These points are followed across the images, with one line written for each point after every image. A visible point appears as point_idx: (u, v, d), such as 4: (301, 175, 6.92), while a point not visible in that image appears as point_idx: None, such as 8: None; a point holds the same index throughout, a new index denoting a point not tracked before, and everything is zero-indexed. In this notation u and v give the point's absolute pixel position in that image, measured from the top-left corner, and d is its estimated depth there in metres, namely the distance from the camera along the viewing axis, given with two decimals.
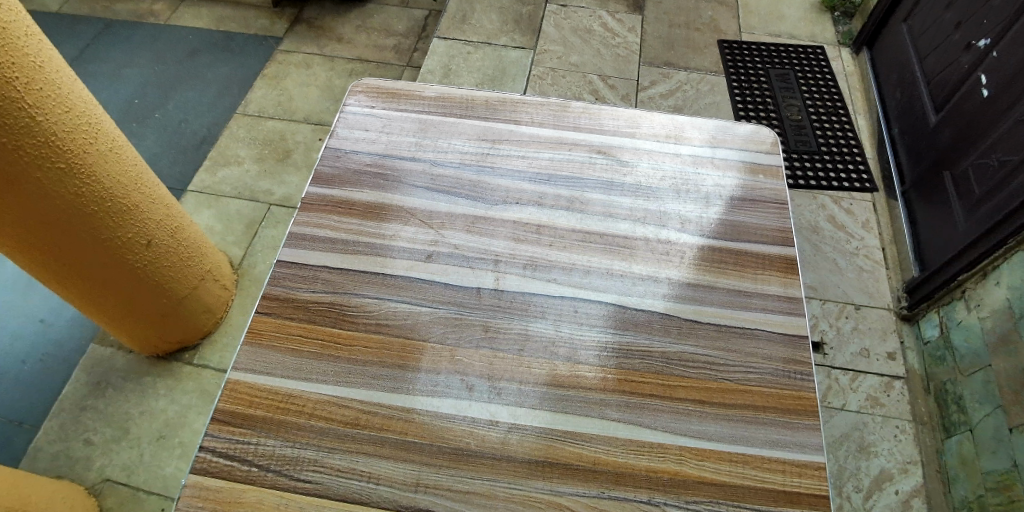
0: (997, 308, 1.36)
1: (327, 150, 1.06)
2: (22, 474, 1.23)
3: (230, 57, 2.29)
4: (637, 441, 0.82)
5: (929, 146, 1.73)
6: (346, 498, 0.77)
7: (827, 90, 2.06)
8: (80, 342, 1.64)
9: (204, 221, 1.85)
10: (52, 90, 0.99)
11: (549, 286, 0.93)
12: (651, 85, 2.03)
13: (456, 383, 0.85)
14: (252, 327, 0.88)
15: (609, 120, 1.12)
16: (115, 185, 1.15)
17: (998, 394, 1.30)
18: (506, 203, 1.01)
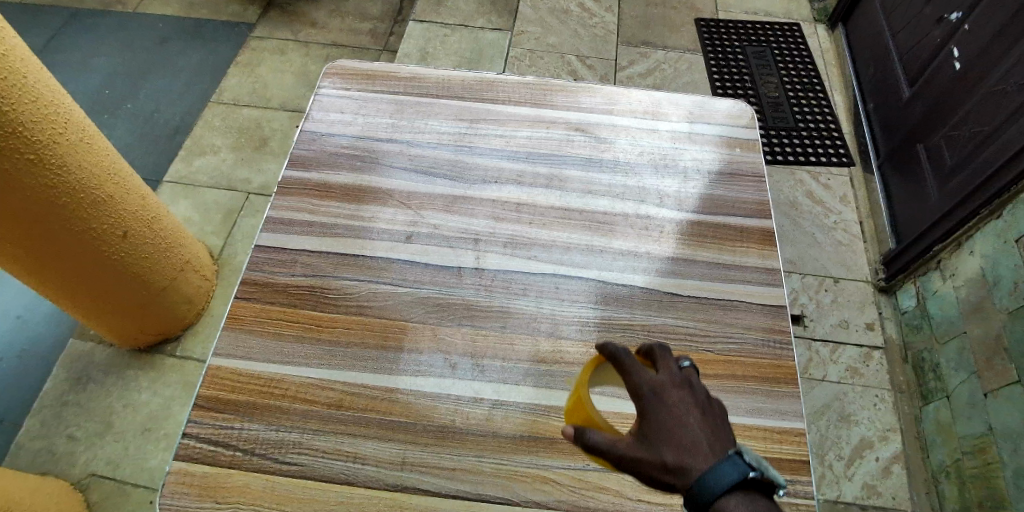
0: (970, 276, 1.38)
1: (303, 134, 1.05)
2: (36, 482, 1.28)
3: (201, 45, 2.25)
4: (621, 413, 0.83)
5: (904, 119, 1.75)
6: (331, 479, 0.77)
7: (803, 67, 2.07)
8: (59, 338, 1.61)
9: (181, 212, 1.82)
10: (18, 79, 0.96)
11: (529, 263, 0.93)
12: (630, 65, 2.03)
13: (440, 361, 0.85)
14: (232, 313, 0.87)
15: (586, 97, 1.12)
16: (87, 176, 1.13)
17: (973, 360, 1.33)
18: (485, 182, 1.01)
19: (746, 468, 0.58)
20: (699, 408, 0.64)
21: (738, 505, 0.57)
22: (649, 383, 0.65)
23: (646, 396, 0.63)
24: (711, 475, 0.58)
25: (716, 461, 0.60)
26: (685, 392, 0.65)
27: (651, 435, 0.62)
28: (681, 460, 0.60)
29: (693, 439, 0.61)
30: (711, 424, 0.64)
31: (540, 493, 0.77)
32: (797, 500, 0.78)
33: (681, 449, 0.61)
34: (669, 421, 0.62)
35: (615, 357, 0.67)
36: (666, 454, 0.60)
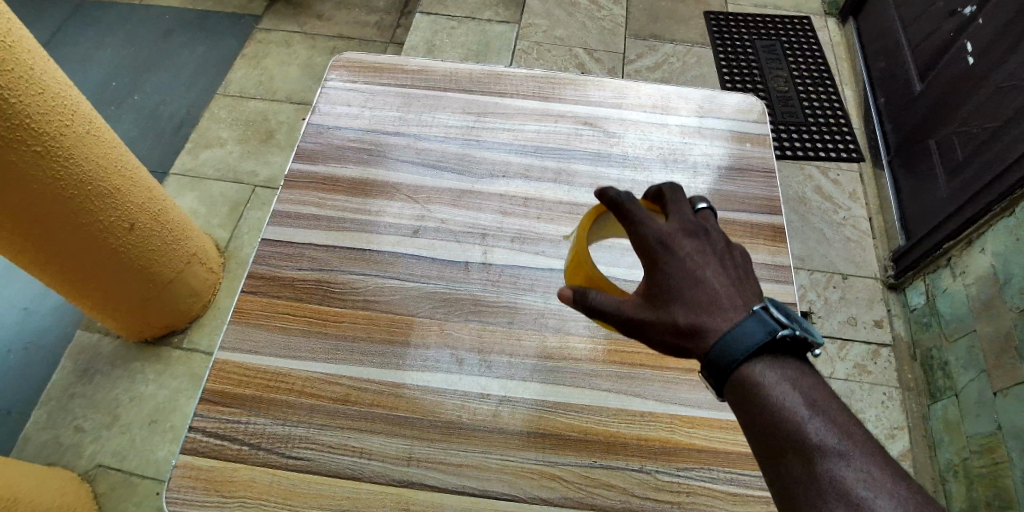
0: (981, 274, 1.37)
1: (309, 126, 1.04)
2: (54, 480, 1.30)
3: (208, 37, 2.24)
4: (628, 410, 0.82)
5: (915, 114, 1.73)
6: (337, 474, 0.76)
7: (813, 61, 2.05)
8: (66, 330, 1.62)
9: (187, 204, 1.82)
10: (24, 71, 0.95)
11: (537, 259, 0.93)
12: (638, 58, 2.02)
13: (446, 357, 0.85)
14: (238, 307, 0.87)
15: (595, 91, 1.11)
16: (94, 168, 1.13)
17: (983, 359, 1.32)
18: (492, 176, 1.00)
19: (772, 325, 0.63)
20: (710, 258, 0.68)
21: (761, 355, 0.63)
22: (659, 238, 0.68)
23: (656, 249, 0.67)
24: (730, 334, 0.63)
25: (723, 305, 0.65)
26: (695, 243, 0.69)
27: (662, 292, 0.66)
28: (695, 317, 0.65)
29: (706, 293, 0.66)
30: (719, 270, 0.68)
31: (546, 490, 0.77)
32: None
33: (693, 303, 0.65)
34: (680, 276, 0.66)
35: (620, 207, 0.69)
36: (677, 301, 0.66)
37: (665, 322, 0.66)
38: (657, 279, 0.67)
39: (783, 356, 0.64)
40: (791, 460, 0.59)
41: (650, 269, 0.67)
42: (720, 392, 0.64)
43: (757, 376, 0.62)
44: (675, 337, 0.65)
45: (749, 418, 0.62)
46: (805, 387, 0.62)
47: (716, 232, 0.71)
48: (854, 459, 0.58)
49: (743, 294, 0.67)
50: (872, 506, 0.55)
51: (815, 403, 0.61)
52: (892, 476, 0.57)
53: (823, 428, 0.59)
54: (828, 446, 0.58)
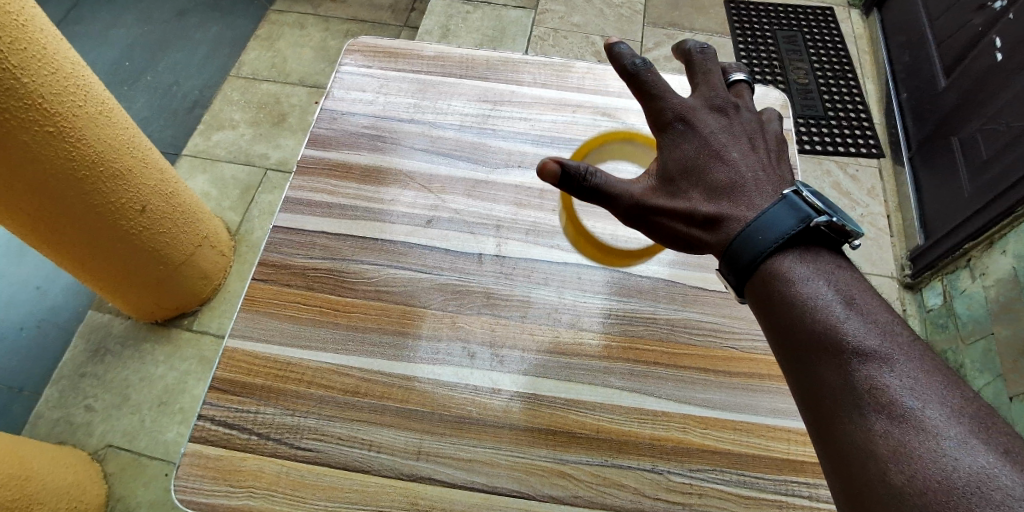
0: (1000, 277, 1.34)
1: (323, 112, 1.03)
2: (66, 462, 1.30)
3: (221, 17, 2.22)
4: (641, 410, 0.81)
5: (938, 110, 1.68)
6: (347, 466, 0.76)
7: (835, 53, 2.01)
8: (78, 309, 1.62)
9: (198, 186, 1.82)
10: (37, 50, 0.94)
11: (552, 252, 0.91)
12: (655, 47, 1.99)
13: (458, 350, 0.83)
14: (249, 295, 0.86)
15: (613, 80, 1.09)
16: (106, 149, 1.12)
17: (999, 362, 1.29)
18: (508, 166, 0.98)
19: (805, 212, 0.64)
20: (731, 139, 0.72)
21: (794, 241, 0.64)
22: (676, 116, 0.73)
23: (678, 118, 0.72)
24: (762, 220, 0.65)
25: (745, 173, 0.70)
26: (716, 124, 0.73)
27: (681, 167, 0.71)
28: (713, 197, 0.69)
29: (723, 172, 0.70)
30: (741, 142, 0.73)
31: (556, 487, 0.76)
32: (820, 505, 0.76)
33: (710, 182, 0.69)
34: (697, 154, 0.71)
35: (636, 79, 0.73)
36: (701, 169, 0.70)
37: (681, 201, 0.69)
38: (673, 156, 0.71)
39: (816, 250, 0.64)
40: (826, 365, 0.59)
41: (667, 147, 0.72)
42: (749, 291, 0.65)
43: (788, 273, 0.63)
44: (693, 218, 0.69)
45: (780, 322, 0.63)
46: (842, 290, 0.61)
47: (739, 114, 0.75)
48: (897, 366, 0.56)
49: (765, 176, 0.70)
50: (919, 414, 0.54)
51: (854, 306, 0.60)
52: (942, 386, 0.55)
53: (861, 331, 0.58)
54: (868, 351, 0.57)
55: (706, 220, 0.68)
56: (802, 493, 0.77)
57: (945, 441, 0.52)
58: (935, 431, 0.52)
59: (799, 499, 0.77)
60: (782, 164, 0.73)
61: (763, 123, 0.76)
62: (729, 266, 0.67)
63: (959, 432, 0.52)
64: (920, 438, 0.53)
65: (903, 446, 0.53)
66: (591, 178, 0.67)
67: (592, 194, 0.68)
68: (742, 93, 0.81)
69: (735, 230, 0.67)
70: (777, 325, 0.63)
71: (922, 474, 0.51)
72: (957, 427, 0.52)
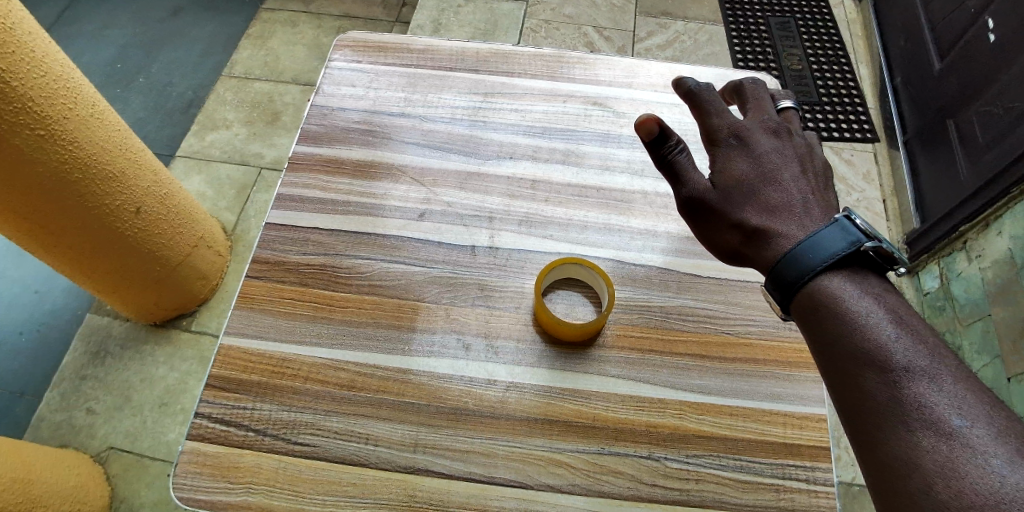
0: (997, 258, 1.34)
1: (314, 108, 1.02)
2: (69, 464, 1.30)
3: (213, 16, 2.22)
4: (638, 397, 0.81)
5: (934, 95, 1.68)
6: (345, 460, 0.76)
7: (828, 38, 2.01)
8: (77, 312, 1.62)
9: (194, 187, 1.81)
10: (25, 54, 0.94)
11: (545, 242, 0.91)
12: (648, 36, 1.98)
13: (453, 341, 0.84)
14: (243, 292, 0.86)
15: (604, 70, 1.08)
16: (98, 151, 1.11)
17: (998, 343, 1.29)
18: (500, 157, 0.98)
19: (856, 236, 0.65)
20: (783, 160, 0.75)
21: (840, 263, 0.65)
22: (730, 135, 0.76)
23: (735, 138, 0.75)
24: (811, 240, 0.66)
25: (795, 194, 0.72)
26: (770, 145, 0.76)
27: (736, 183, 0.73)
28: (763, 214, 0.71)
29: (774, 191, 0.72)
30: (794, 164, 0.75)
31: (553, 476, 0.76)
32: (817, 487, 0.77)
33: (761, 200, 0.72)
34: (751, 172, 0.74)
35: (697, 99, 0.77)
36: (756, 186, 0.73)
37: (732, 214, 0.72)
38: (727, 171, 0.74)
39: (864, 273, 0.65)
40: (872, 380, 0.60)
41: (720, 162, 0.74)
42: (796, 310, 0.67)
43: (837, 291, 0.64)
44: (742, 234, 0.72)
45: (827, 337, 0.64)
46: (890, 310, 0.62)
47: (792, 138, 0.78)
48: (945, 384, 0.57)
49: (814, 199, 0.72)
50: (966, 432, 0.54)
51: (902, 325, 0.61)
52: (989, 405, 0.55)
53: (910, 350, 0.59)
54: (916, 369, 0.58)
55: (754, 235, 0.71)
56: (799, 476, 0.77)
57: (992, 458, 0.53)
58: (982, 449, 0.53)
59: (797, 482, 0.77)
60: (828, 190, 0.75)
61: (812, 150, 0.79)
62: (774, 283, 0.68)
63: (1005, 451, 0.53)
64: (968, 455, 0.53)
65: (949, 463, 0.54)
66: (673, 154, 0.73)
67: (668, 169, 0.74)
68: (791, 121, 0.83)
69: (784, 247, 0.69)
70: (824, 340, 0.64)
71: (968, 490, 0.52)
72: (1004, 446, 0.53)
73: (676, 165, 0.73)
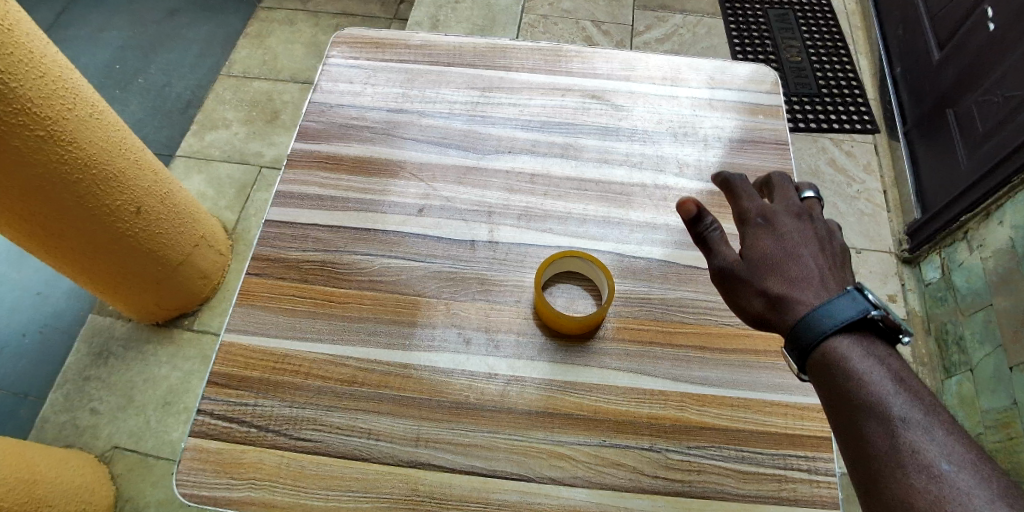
0: (998, 248, 1.34)
1: (312, 105, 1.02)
2: (73, 464, 1.30)
3: (211, 16, 2.22)
4: (638, 389, 0.81)
5: (933, 84, 1.68)
6: (347, 455, 0.76)
7: (827, 30, 2.00)
8: (80, 313, 1.63)
9: (194, 187, 1.81)
10: (24, 55, 0.94)
11: (544, 236, 0.91)
12: (646, 30, 1.98)
13: (454, 336, 0.84)
14: (244, 289, 0.86)
15: (602, 63, 1.08)
16: (98, 151, 1.12)
17: (1000, 333, 1.29)
18: (498, 151, 0.98)
19: (867, 306, 0.64)
20: (808, 241, 0.74)
21: (851, 333, 0.64)
22: (759, 215, 0.76)
23: (764, 219, 0.76)
24: (824, 308, 0.65)
25: (820, 273, 0.70)
26: (797, 225, 0.75)
27: (761, 256, 0.72)
28: (785, 285, 0.69)
29: (797, 265, 0.71)
30: (822, 246, 0.74)
31: (555, 469, 0.76)
32: (818, 477, 0.77)
33: (784, 272, 0.70)
34: (777, 248, 0.73)
35: (731, 187, 0.80)
36: (783, 261, 0.71)
37: (755, 283, 0.71)
38: (754, 246, 0.73)
39: (871, 338, 0.64)
40: (867, 426, 0.60)
41: (748, 239, 0.74)
42: (804, 366, 0.65)
43: (841, 345, 0.64)
44: (766, 301, 0.70)
45: (827, 386, 0.63)
46: (888, 364, 0.63)
47: (821, 223, 0.77)
48: (936, 432, 0.57)
49: (836, 277, 0.70)
50: (954, 476, 0.55)
51: (901, 379, 0.61)
52: (977, 454, 0.56)
53: (904, 399, 0.60)
54: (912, 418, 0.58)
55: (778, 303, 0.69)
56: (801, 466, 0.77)
57: (978, 502, 0.53)
58: (970, 494, 0.53)
59: (798, 472, 0.77)
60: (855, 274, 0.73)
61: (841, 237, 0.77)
62: (788, 346, 0.67)
63: (991, 496, 0.53)
64: (956, 499, 0.53)
65: (938, 505, 0.54)
66: (707, 230, 0.74)
67: (703, 245, 0.75)
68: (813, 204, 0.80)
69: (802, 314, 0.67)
70: (823, 388, 0.63)
71: None
72: (989, 491, 0.53)
73: (706, 238, 0.74)
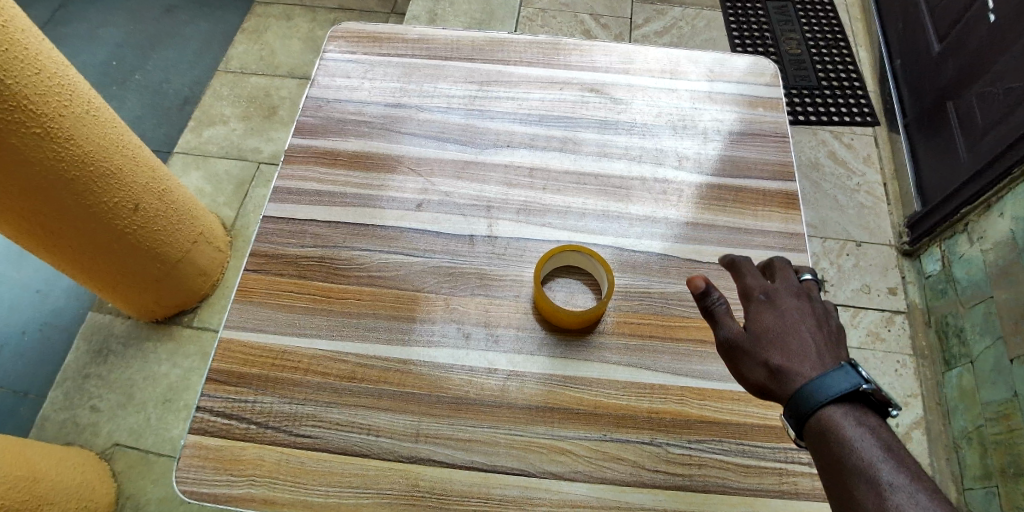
0: (998, 240, 1.34)
1: (309, 100, 1.02)
2: (73, 462, 1.30)
3: (208, 11, 2.21)
4: (638, 384, 0.81)
5: (934, 77, 1.67)
6: (347, 451, 0.76)
7: (827, 22, 1.99)
8: (79, 311, 1.62)
9: (192, 183, 1.81)
10: (19, 51, 0.93)
11: (543, 231, 0.91)
12: (645, 23, 1.97)
13: (453, 331, 0.83)
14: (242, 286, 0.86)
15: (601, 56, 1.08)
16: (95, 148, 1.11)
17: (1000, 325, 1.29)
18: (497, 146, 0.98)
19: (860, 378, 0.64)
20: (811, 319, 0.72)
21: (846, 406, 0.63)
22: (761, 289, 0.75)
23: (766, 295, 0.74)
24: (820, 381, 0.64)
25: (823, 352, 0.69)
26: (799, 300, 0.74)
27: (764, 331, 0.71)
28: (787, 359, 0.68)
29: (799, 342, 0.69)
30: (825, 324, 0.72)
31: (555, 464, 0.76)
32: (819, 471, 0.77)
33: (786, 347, 0.69)
34: (780, 323, 0.71)
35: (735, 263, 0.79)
36: (786, 336, 0.70)
37: (758, 358, 0.69)
38: (757, 319, 0.72)
39: (866, 410, 0.63)
40: (856, 489, 0.58)
41: (750, 314, 0.73)
42: (800, 433, 0.64)
43: (834, 412, 0.63)
44: (768, 375, 0.68)
45: (820, 452, 0.62)
46: (880, 432, 0.62)
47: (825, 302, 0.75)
48: (923, 498, 0.56)
49: (839, 355, 0.69)
50: None
51: (891, 448, 0.60)
52: None
53: (893, 467, 0.58)
54: (899, 484, 0.57)
55: (779, 377, 0.67)
56: (801, 460, 0.77)
57: None
58: None
59: (799, 466, 0.77)
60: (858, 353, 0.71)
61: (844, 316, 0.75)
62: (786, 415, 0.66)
63: None
64: None
65: None
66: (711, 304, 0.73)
67: (707, 317, 0.73)
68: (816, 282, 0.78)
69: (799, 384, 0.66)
70: (815, 453, 0.62)
71: None
72: None
73: (711, 310, 0.73)
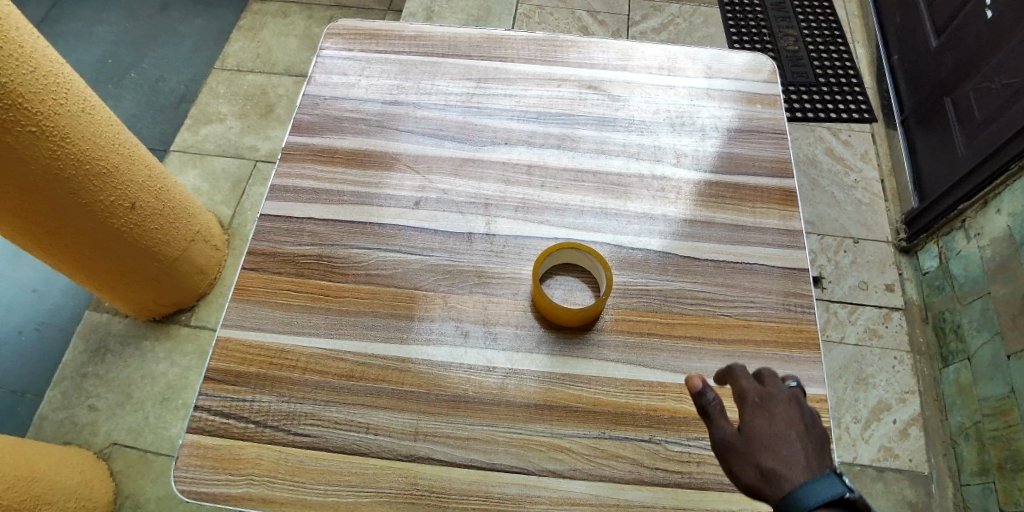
0: (996, 235, 1.34)
1: (305, 98, 1.01)
2: (70, 461, 1.29)
3: (203, 9, 2.20)
4: (637, 381, 0.81)
5: (931, 73, 1.67)
6: (345, 450, 0.76)
7: (824, 18, 1.99)
8: (76, 310, 1.62)
9: (189, 182, 1.80)
10: (14, 49, 0.93)
11: (542, 228, 0.90)
12: (643, 20, 1.96)
13: (451, 329, 0.83)
14: (240, 284, 0.86)
15: (599, 53, 1.08)
16: (91, 146, 1.11)
17: (997, 321, 1.29)
18: (495, 143, 0.98)
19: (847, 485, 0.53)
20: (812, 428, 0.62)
21: None
22: (756, 391, 0.65)
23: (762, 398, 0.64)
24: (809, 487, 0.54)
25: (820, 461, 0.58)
26: (797, 406, 0.64)
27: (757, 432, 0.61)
28: (782, 467, 0.58)
29: (796, 449, 0.59)
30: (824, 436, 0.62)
31: (554, 462, 0.76)
32: None
33: (781, 453, 0.59)
34: (775, 426, 0.61)
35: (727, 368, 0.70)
36: (781, 441, 0.60)
37: (751, 460, 0.59)
38: (752, 423, 0.62)
39: None
40: None
41: (743, 415, 0.63)
42: None
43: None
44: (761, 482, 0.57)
45: None
46: None
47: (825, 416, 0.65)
48: None
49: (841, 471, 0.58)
50: None
51: None
52: None
53: None
54: None
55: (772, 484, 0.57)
56: None
57: None
58: None
59: None
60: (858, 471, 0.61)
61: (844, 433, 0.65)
62: None
63: None
64: None
65: None
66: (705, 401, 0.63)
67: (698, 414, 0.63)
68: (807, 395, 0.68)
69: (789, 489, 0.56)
70: None
71: None
72: None
73: (704, 410, 0.63)
